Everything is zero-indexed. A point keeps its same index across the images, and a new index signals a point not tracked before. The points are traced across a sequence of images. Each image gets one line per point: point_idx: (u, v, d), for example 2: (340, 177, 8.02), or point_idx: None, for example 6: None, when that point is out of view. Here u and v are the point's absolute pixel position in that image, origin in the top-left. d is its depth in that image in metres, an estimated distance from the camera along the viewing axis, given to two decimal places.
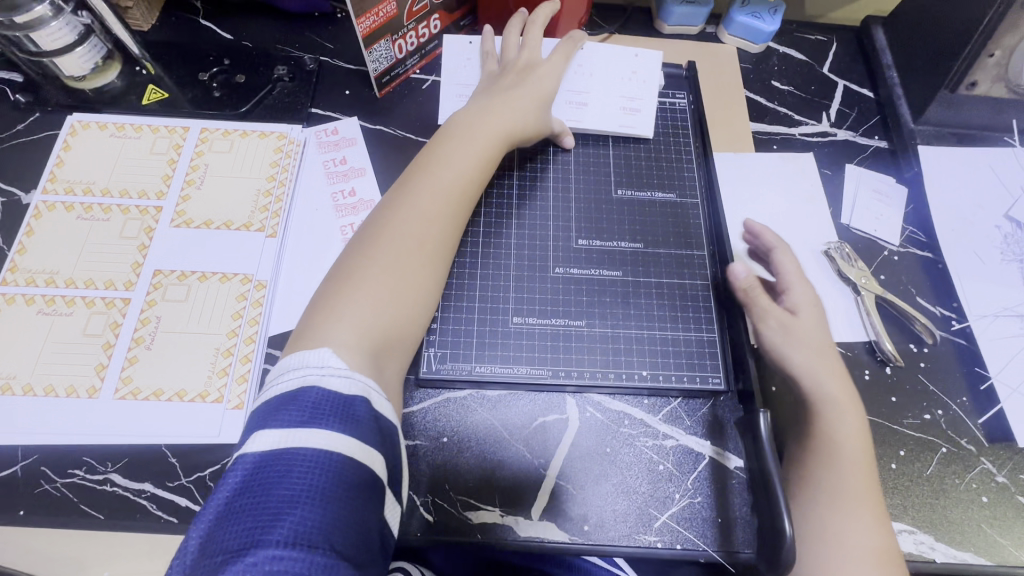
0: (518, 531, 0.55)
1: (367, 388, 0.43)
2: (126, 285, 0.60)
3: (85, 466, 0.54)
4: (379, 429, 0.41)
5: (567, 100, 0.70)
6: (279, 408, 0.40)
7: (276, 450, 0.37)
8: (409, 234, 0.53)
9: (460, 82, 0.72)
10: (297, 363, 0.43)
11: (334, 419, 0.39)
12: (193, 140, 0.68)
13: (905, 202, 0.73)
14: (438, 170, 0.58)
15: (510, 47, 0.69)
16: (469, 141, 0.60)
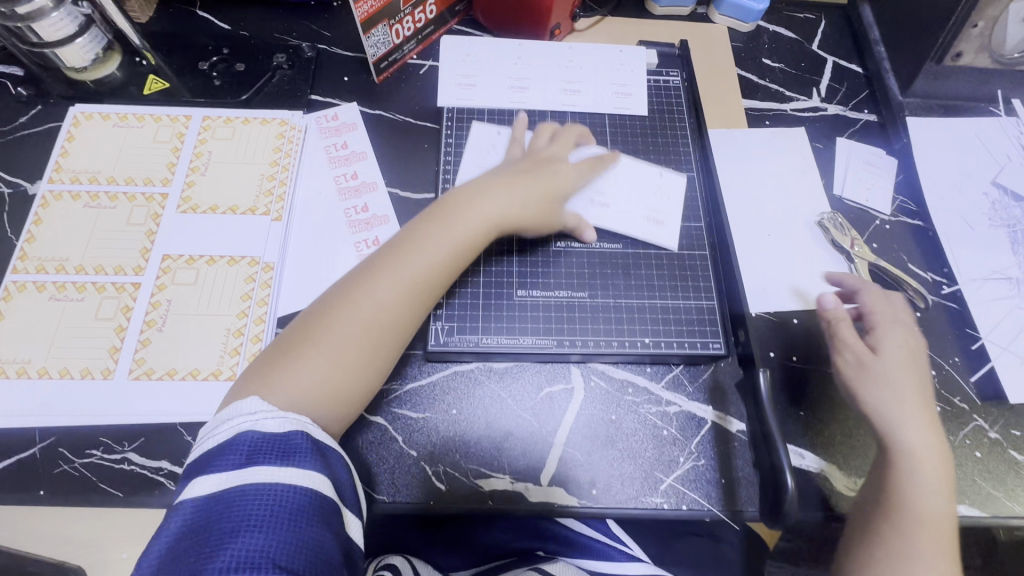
0: (528, 497, 0.56)
1: (302, 423, 0.46)
2: (136, 269, 0.61)
3: (102, 446, 0.55)
4: (320, 457, 0.46)
5: (591, 194, 0.66)
6: (213, 457, 0.43)
7: (215, 491, 0.41)
8: (359, 322, 0.52)
9: (484, 162, 0.68)
10: (228, 415, 0.46)
11: (273, 456, 0.43)
12: (196, 128, 0.69)
13: (895, 172, 0.75)
14: (410, 258, 0.55)
15: (539, 141, 0.66)
16: (455, 225, 0.58)
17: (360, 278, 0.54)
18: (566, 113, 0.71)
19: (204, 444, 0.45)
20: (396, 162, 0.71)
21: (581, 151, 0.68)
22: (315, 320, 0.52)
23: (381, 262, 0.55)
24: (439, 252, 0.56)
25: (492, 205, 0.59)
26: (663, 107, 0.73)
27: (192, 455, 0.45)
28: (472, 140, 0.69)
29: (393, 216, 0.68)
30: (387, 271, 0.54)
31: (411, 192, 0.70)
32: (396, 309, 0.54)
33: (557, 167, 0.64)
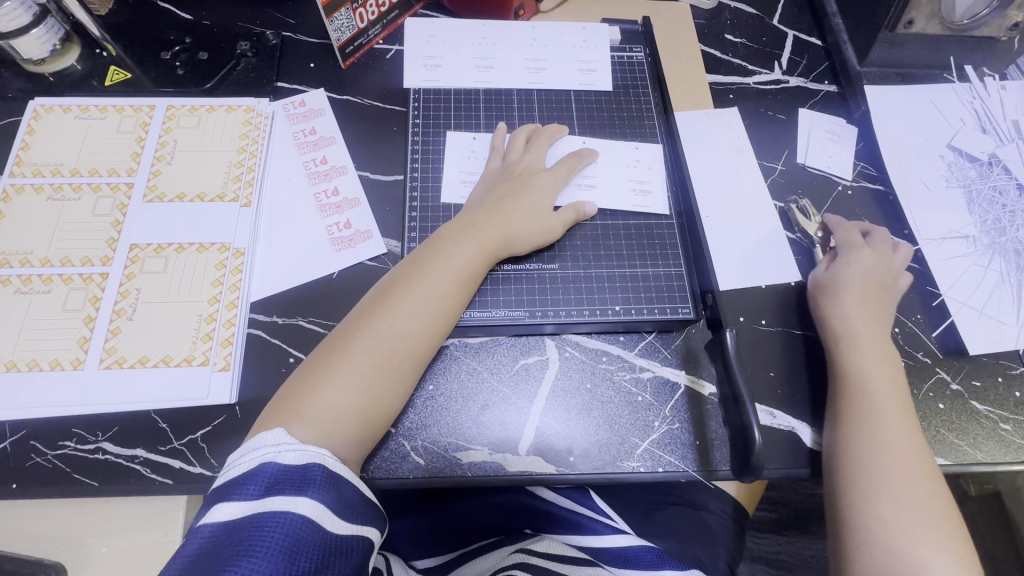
0: (508, 468, 0.57)
1: (322, 456, 0.47)
2: (103, 260, 0.60)
3: (75, 437, 0.55)
4: (336, 490, 0.46)
5: (577, 184, 0.67)
6: (236, 486, 0.45)
7: (235, 519, 0.42)
8: (372, 354, 0.53)
9: (465, 170, 0.68)
10: (255, 444, 0.47)
11: (291, 488, 0.44)
12: (160, 118, 0.68)
13: (855, 140, 0.77)
14: (416, 285, 0.56)
15: (514, 149, 0.66)
16: (453, 256, 0.58)
17: (365, 315, 0.55)
18: (532, 91, 0.72)
19: (229, 471, 0.46)
20: (365, 145, 0.71)
21: (558, 149, 0.69)
22: (325, 358, 0.53)
23: (383, 298, 0.56)
24: (441, 284, 0.56)
25: (488, 233, 0.59)
26: (628, 83, 0.74)
27: (218, 481, 0.46)
28: (450, 146, 0.69)
29: (363, 199, 0.68)
30: (389, 309, 0.54)
31: (381, 174, 0.70)
32: (403, 344, 0.54)
33: (540, 181, 0.64)
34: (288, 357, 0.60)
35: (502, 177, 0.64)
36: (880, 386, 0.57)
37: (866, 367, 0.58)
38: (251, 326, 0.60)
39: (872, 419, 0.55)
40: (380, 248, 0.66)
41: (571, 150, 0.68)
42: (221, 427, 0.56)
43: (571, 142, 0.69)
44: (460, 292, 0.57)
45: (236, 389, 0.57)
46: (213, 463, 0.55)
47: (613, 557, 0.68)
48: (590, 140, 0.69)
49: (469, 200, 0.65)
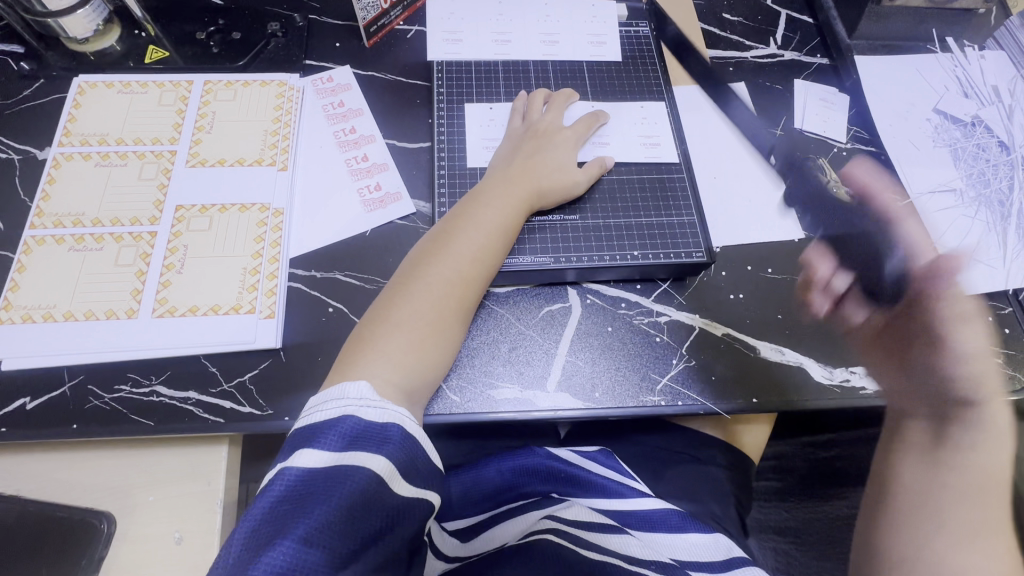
0: (539, 405, 0.61)
1: (399, 417, 0.51)
2: (151, 220, 0.64)
3: (130, 381, 0.58)
4: (407, 453, 0.50)
5: (593, 143, 0.72)
6: (320, 433, 0.48)
7: (320, 466, 0.46)
8: (424, 296, 0.58)
9: (487, 136, 0.73)
10: (338, 394, 0.51)
11: (371, 445, 0.48)
12: (198, 91, 0.73)
13: (848, 106, 0.83)
14: (460, 234, 0.62)
15: (533, 110, 0.72)
16: (494, 207, 0.63)
17: (421, 264, 0.61)
18: (547, 62, 0.77)
19: (313, 417, 0.49)
20: (391, 116, 0.76)
21: (571, 112, 0.74)
22: (388, 303, 0.59)
23: (436, 247, 0.61)
24: (486, 232, 0.62)
25: (524, 187, 0.65)
26: (635, 55, 0.79)
27: (301, 422, 0.50)
28: (470, 120, 0.74)
29: (391, 163, 0.72)
30: (443, 255, 0.60)
31: (407, 142, 0.74)
32: (460, 285, 0.59)
33: (561, 139, 0.69)
34: (327, 307, 0.64)
35: (525, 136, 0.70)
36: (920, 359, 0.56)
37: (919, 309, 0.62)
38: (291, 279, 0.64)
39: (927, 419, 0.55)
40: (410, 208, 0.70)
41: (584, 113, 0.73)
42: (268, 371, 0.60)
43: (582, 108, 0.74)
44: (502, 240, 0.62)
45: (281, 335, 0.61)
46: (262, 403, 0.58)
47: (638, 522, 0.69)
48: (600, 104, 0.75)
49: (495, 158, 0.69)
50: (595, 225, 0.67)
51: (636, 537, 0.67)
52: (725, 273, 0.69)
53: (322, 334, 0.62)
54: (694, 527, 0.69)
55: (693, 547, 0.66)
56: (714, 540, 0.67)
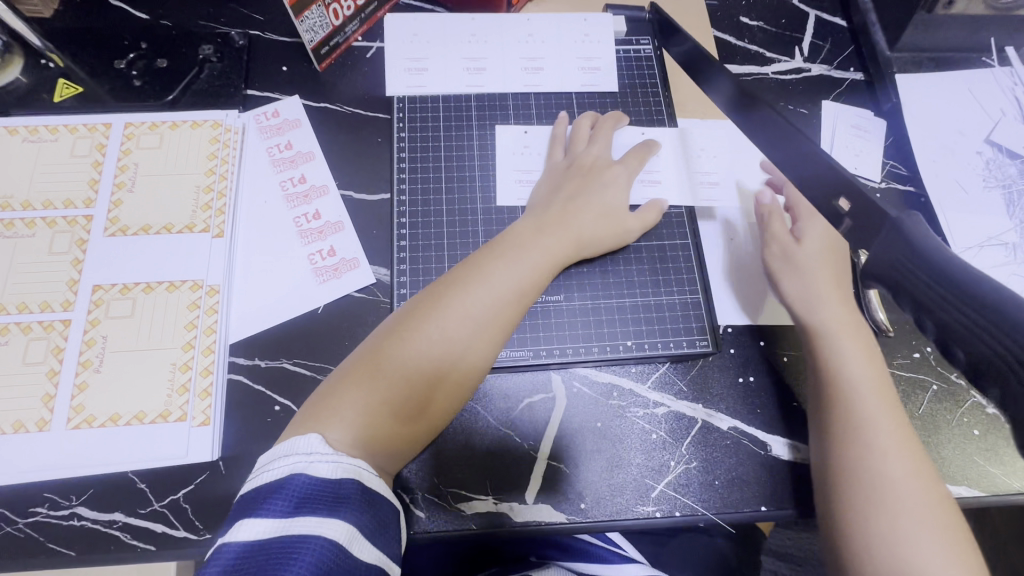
0: (514, 518, 0.53)
1: (356, 471, 0.43)
2: (64, 305, 0.55)
3: (47, 503, 0.51)
4: (368, 510, 0.42)
5: (641, 181, 0.63)
6: (262, 498, 0.40)
7: (262, 540, 0.37)
8: (422, 356, 0.48)
9: (521, 166, 0.63)
10: (286, 449, 0.43)
11: (324, 505, 0.40)
12: (117, 137, 0.62)
13: (884, 134, 0.71)
14: (478, 286, 0.51)
15: (578, 139, 0.62)
16: (513, 260, 0.53)
17: (412, 316, 0.50)
18: (528, 94, 0.65)
19: (256, 480, 0.41)
20: (347, 160, 0.64)
21: (620, 139, 0.64)
22: (367, 357, 0.48)
23: (434, 299, 0.51)
24: (499, 290, 0.51)
25: (559, 238, 0.55)
26: (634, 82, 0.67)
27: (244, 490, 0.42)
28: (501, 142, 0.64)
29: (347, 222, 0.62)
30: (441, 310, 0.49)
31: (367, 193, 0.63)
32: (455, 355, 0.49)
33: (611, 176, 0.60)
34: (273, 405, 0.55)
35: (569, 172, 0.60)
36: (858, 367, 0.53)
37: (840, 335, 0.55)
38: (231, 371, 0.56)
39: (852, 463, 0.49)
40: (369, 278, 0.60)
41: (634, 142, 0.64)
42: (205, 485, 0.52)
43: (630, 134, 0.65)
44: (517, 303, 0.51)
45: (218, 444, 0.53)
46: (199, 525, 0.51)
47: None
48: (649, 131, 0.65)
49: (534, 198, 0.59)
50: (585, 305, 0.59)
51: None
52: (734, 351, 0.60)
53: (266, 439, 0.54)
54: None
55: None
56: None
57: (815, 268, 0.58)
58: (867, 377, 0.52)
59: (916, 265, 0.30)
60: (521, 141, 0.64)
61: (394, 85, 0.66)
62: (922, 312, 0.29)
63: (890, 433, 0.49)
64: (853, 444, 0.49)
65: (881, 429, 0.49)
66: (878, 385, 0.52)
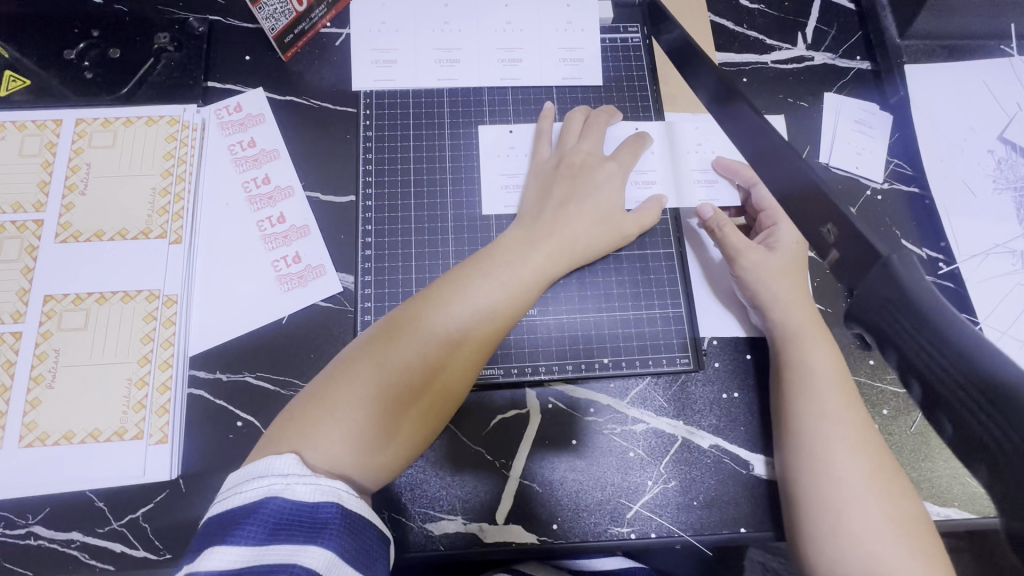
0: (484, 539, 0.52)
1: (337, 493, 0.37)
2: (14, 316, 0.53)
3: (3, 521, 0.49)
4: (353, 535, 0.37)
5: (634, 181, 0.59)
6: (233, 523, 0.35)
7: (232, 571, 0.33)
8: (401, 374, 0.44)
9: (506, 170, 0.59)
10: (259, 470, 0.38)
11: (301, 533, 0.35)
12: (68, 135, 0.58)
13: (890, 129, 0.66)
14: (461, 301, 0.47)
15: (568, 135, 0.57)
16: (497, 274, 0.49)
17: (392, 330, 0.46)
18: (505, 89, 0.61)
19: (225, 503, 0.36)
20: (314, 159, 0.60)
21: (610, 135, 0.60)
22: (332, 379, 0.44)
23: (408, 316, 0.47)
24: (481, 308, 0.47)
25: (548, 254, 0.51)
26: (620, 75, 0.62)
27: (213, 511, 0.37)
28: (484, 141, 0.60)
29: (313, 226, 0.58)
30: (417, 328, 0.46)
31: (334, 195, 0.59)
32: (433, 377, 0.45)
33: (605, 175, 0.55)
34: (235, 421, 0.53)
35: (558, 172, 0.56)
36: (827, 386, 0.50)
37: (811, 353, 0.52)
38: (191, 385, 0.53)
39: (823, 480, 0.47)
40: (335, 287, 0.57)
41: (626, 136, 0.60)
42: (164, 504, 0.51)
43: (624, 128, 0.60)
44: (499, 322, 0.48)
45: (177, 462, 0.51)
46: (158, 545, 0.50)
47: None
48: (644, 125, 0.61)
49: (524, 205, 0.56)
50: (560, 320, 0.56)
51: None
52: (718, 365, 0.57)
53: (228, 457, 0.52)
54: None
55: None
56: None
57: (783, 281, 0.54)
58: (830, 386, 0.50)
59: (904, 315, 0.26)
60: (498, 139, 0.60)
61: (362, 78, 0.62)
62: (908, 370, 0.26)
63: (852, 443, 0.48)
64: (818, 456, 0.48)
65: (842, 438, 0.48)
66: (842, 393, 0.50)
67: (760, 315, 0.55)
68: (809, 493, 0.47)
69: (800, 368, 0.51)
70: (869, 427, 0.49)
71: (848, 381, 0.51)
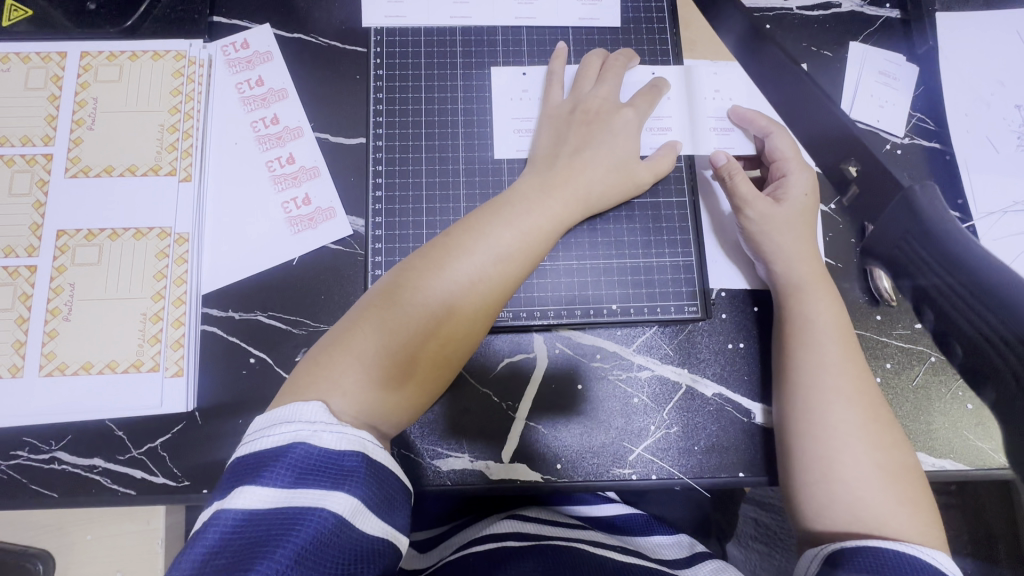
0: (490, 476, 0.54)
1: (362, 442, 0.39)
2: (28, 250, 0.53)
3: (28, 446, 0.51)
4: (377, 483, 0.38)
5: (650, 129, 0.58)
6: (262, 465, 0.36)
7: (261, 509, 0.34)
8: (421, 316, 0.45)
9: (519, 113, 0.58)
10: (285, 416, 0.39)
11: (326, 479, 0.36)
12: (73, 68, 0.57)
13: (915, 82, 0.64)
14: (479, 245, 0.47)
15: (584, 78, 0.56)
16: (515, 220, 0.49)
17: (411, 273, 0.47)
18: (520, 29, 0.59)
19: (253, 446, 0.37)
20: (324, 99, 0.59)
21: (627, 81, 0.58)
22: (354, 322, 0.44)
23: (429, 263, 0.47)
24: (500, 252, 0.47)
25: (564, 199, 0.51)
26: (639, 17, 0.60)
27: (242, 452, 0.38)
28: (496, 83, 0.58)
29: (323, 167, 0.58)
30: (438, 273, 0.46)
31: (343, 136, 0.58)
32: (455, 319, 0.46)
33: (621, 121, 0.54)
34: (248, 357, 0.54)
35: (572, 117, 0.55)
36: (829, 338, 0.51)
37: (814, 307, 0.52)
38: (204, 322, 0.54)
39: (818, 431, 0.48)
40: (346, 230, 0.57)
41: (643, 82, 0.58)
42: (181, 436, 0.52)
43: (642, 72, 0.59)
44: (519, 266, 0.48)
45: (192, 395, 0.53)
46: (177, 473, 0.52)
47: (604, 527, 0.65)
48: (661, 68, 0.59)
49: (535, 150, 0.55)
50: (570, 267, 0.56)
51: (601, 533, 0.62)
52: (725, 317, 0.57)
53: (242, 392, 0.53)
54: (660, 531, 0.65)
55: (658, 546, 0.62)
56: (680, 541, 0.62)
57: (791, 234, 0.54)
58: (830, 338, 0.51)
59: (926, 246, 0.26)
60: (511, 83, 0.58)
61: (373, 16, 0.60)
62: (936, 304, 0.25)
63: (854, 394, 0.48)
64: (813, 407, 0.48)
65: (845, 389, 0.48)
66: (841, 345, 0.50)
67: (766, 267, 0.55)
68: (807, 442, 0.48)
69: (803, 321, 0.52)
70: (867, 379, 0.50)
71: (849, 333, 0.51)
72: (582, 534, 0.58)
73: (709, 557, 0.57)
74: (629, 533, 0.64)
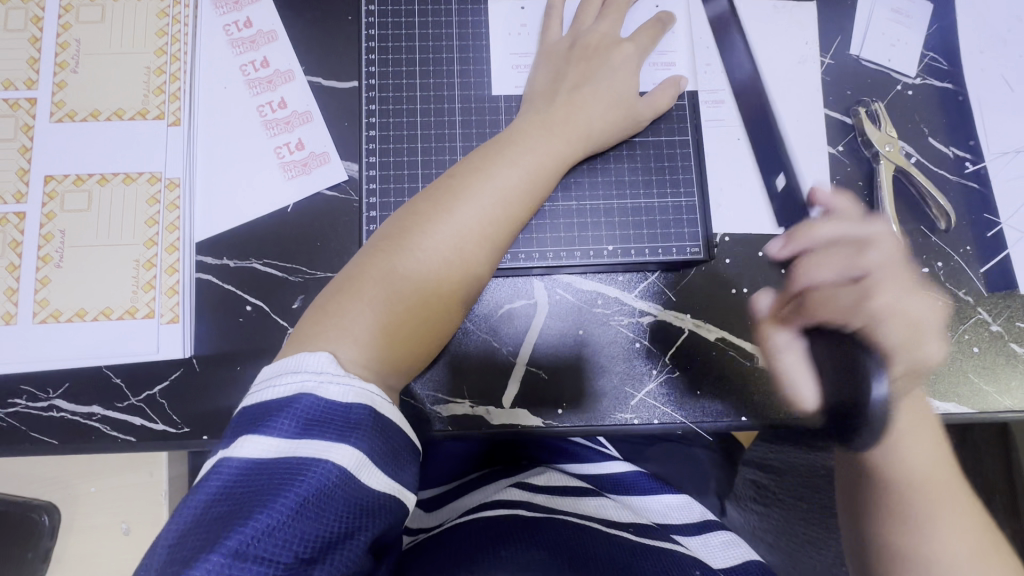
0: (491, 421, 0.53)
1: (370, 396, 0.37)
2: (16, 197, 0.52)
3: (25, 394, 0.51)
4: (385, 439, 0.37)
5: (654, 62, 0.57)
6: (267, 415, 0.36)
7: (263, 459, 0.34)
8: (430, 259, 0.44)
9: (517, 50, 0.56)
10: (292, 365, 0.38)
11: (333, 431, 0.35)
12: (53, 8, 0.55)
13: (930, 19, 0.61)
14: (483, 185, 0.46)
15: (585, 14, 0.55)
16: (518, 159, 0.48)
17: (417, 216, 0.45)
18: None
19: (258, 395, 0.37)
20: (315, 41, 0.57)
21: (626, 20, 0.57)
22: (361, 266, 0.43)
23: (435, 207, 0.45)
24: (502, 194, 0.46)
25: (569, 137, 0.50)
26: None
27: (248, 401, 0.38)
28: (494, 19, 0.56)
29: (316, 112, 0.56)
30: (444, 216, 0.45)
31: (335, 79, 0.57)
32: (462, 263, 0.45)
33: (621, 56, 0.53)
34: (245, 305, 0.53)
35: (572, 51, 0.53)
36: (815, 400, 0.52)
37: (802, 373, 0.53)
38: (198, 270, 0.53)
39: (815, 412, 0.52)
40: (341, 174, 0.55)
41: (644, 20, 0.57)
42: (180, 383, 0.52)
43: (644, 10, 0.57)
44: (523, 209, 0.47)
45: (189, 341, 0.52)
46: (176, 420, 0.51)
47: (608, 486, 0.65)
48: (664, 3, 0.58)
49: (531, 89, 0.53)
50: (572, 210, 0.55)
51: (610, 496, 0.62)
52: (730, 261, 0.56)
53: (240, 339, 0.53)
54: (668, 490, 0.65)
55: (665, 507, 0.62)
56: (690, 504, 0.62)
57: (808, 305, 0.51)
58: None
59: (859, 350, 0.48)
60: (510, 21, 0.56)
61: None
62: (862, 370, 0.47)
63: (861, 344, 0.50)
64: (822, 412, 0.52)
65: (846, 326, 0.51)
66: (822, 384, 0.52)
67: None
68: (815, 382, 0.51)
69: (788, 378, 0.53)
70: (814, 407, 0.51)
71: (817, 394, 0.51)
72: (593, 503, 0.58)
73: (720, 527, 0.58)
74: (632, 492, 0.64)
